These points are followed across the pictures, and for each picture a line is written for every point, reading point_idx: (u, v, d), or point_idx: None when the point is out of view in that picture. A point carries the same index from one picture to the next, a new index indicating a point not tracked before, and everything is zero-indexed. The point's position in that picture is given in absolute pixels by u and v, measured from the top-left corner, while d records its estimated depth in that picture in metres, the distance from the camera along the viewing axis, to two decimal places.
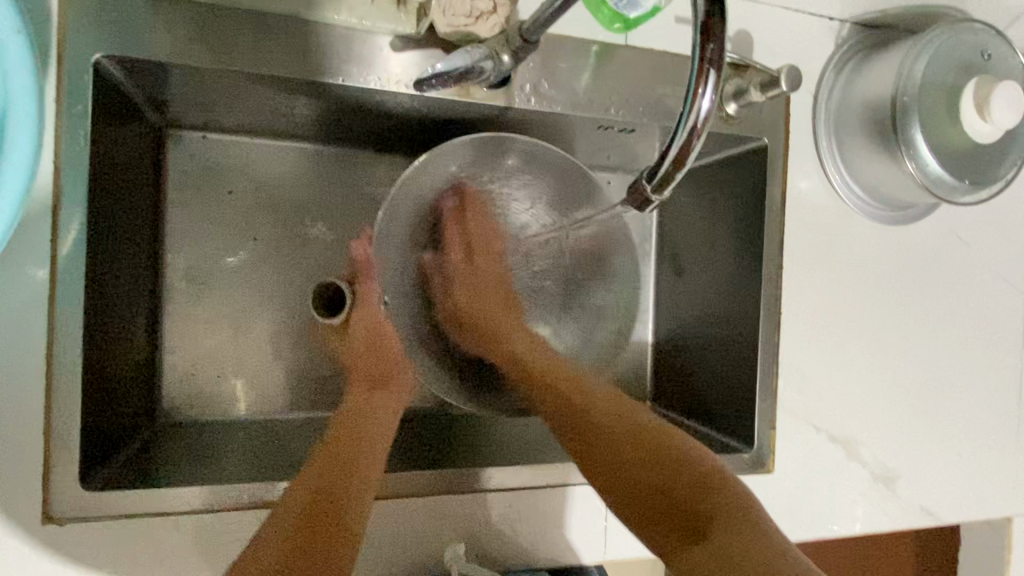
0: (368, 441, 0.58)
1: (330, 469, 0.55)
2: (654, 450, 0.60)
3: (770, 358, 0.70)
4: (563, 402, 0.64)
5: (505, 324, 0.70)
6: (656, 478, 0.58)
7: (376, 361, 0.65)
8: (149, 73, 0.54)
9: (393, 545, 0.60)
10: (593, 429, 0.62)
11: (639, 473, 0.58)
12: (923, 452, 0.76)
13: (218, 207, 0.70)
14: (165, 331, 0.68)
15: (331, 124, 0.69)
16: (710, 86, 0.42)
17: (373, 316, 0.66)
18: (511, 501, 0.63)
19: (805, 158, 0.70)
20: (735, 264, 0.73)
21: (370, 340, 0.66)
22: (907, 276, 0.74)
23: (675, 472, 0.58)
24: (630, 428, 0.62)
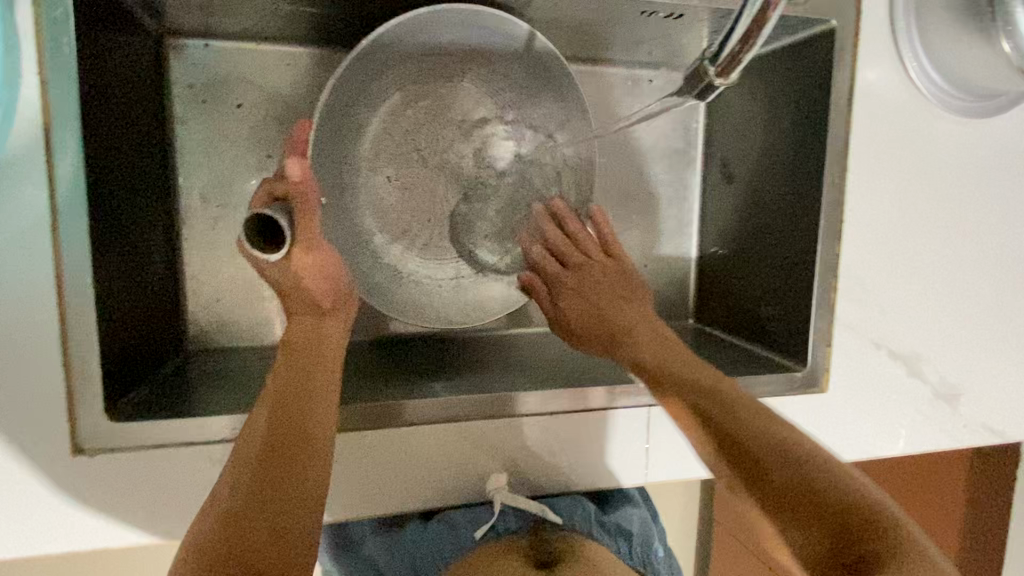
0: (319, 361, 0.52)
1: (280, 438, 0.47)
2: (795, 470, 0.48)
3: (829, 271, 0.64)
4: (748, 412, 0.53)
5: (622, 315, 0.62)
6: (775, 462, 0.49)
7: (320, 287, 0.55)
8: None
9: (426, 468, 0.58)
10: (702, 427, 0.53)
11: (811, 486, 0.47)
12: (991, 368, 0.70)
13: (227, 123, 0.65)
14: (183, 256, 0.65)
15: (340, 21, 0.62)
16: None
17: (316, 248, 0.53)
18: (550, 426, 0.60)
19: (878, 42, 0.61)
20: (791, 167, 0.66)
21: (312, 269, 0.54)
22: (987, 174, 0.66)
23: (797, 463, 0.48)
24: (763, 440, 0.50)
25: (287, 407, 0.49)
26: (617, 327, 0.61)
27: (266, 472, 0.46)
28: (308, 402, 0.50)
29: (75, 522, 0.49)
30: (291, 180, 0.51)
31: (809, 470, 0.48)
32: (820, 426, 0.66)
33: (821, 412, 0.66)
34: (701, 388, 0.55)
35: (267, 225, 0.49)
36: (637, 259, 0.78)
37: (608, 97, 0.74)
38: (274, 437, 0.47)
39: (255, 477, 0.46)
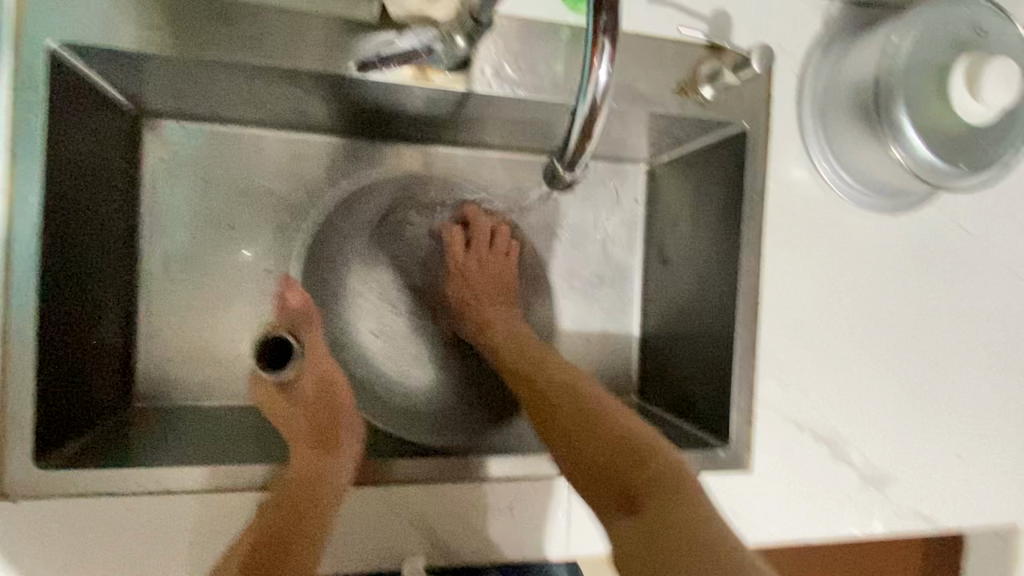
0: (317, 508, 0.57)
1: (290, 527, 0.56)
2: (619, 446, 0.58)
3: (750, 353, 0.67)
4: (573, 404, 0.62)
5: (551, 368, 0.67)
6: (601, 445, 0.58)
7: (312, 424, 0.62)
8: (126, 62, 0.55)
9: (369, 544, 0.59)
10: (565, 425, 0.61)
11: (593, 446, 0.58)
12: (917, 454, 0.72)
13: (194, 196, 0.71)
14: (140, 317, 0.69)
15: (296, 113, 0.69)
16: (603, 56, 0.45)
17: (319, 365, 0.65)
18: (495, 492, 0.61)
19: (789, 144, 0.67)
20: (716, 253, 0.70)
21: (318, 397, 0.64)
22: (903, 267, 0.70)
23: (633, 449, 0.57)
24: (610, 433, 0.59)
25: (277, 543, 0.55)
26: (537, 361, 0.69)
27: (268, 553, 0.55)
28: (295, 544, 0.55)
29: None
30: (297, 309, 0.67)
31: (607, 437, 0.59)
32: (746, 507, 0.67)
33: (747, 492, 0.67)
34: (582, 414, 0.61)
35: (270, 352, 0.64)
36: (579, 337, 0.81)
37: None
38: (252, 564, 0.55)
39: (258, 554, 0.55)
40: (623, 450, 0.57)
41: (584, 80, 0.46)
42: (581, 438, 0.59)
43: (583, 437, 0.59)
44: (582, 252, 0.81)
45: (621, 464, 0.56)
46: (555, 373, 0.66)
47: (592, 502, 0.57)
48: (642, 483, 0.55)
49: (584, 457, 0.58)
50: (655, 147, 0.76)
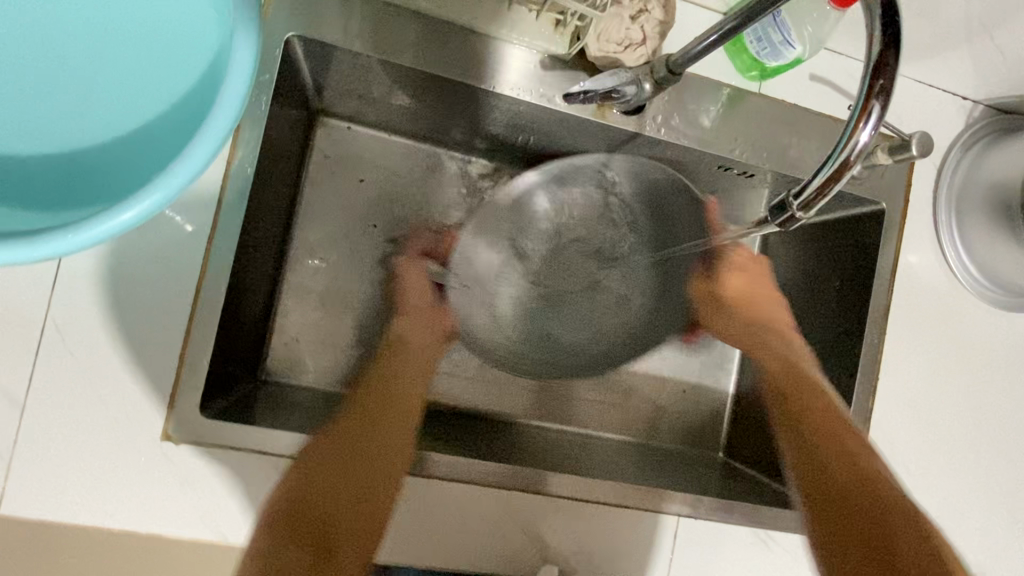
0: (364, 440, 0.57)
1: (356, 447, 0.57)
2: (869, 492, 0.58)
3: (862, 424, 0.68)
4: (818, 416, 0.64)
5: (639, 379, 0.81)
6: (840, 479, 0.59)
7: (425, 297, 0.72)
8: (339, 60, 0.61)
9: (444, 527, 0.60)
10: (819, 440, 0.62)
11: (822, 464, 0.61)
12: (1014, 557, 0.71)
13: (348, 193, 0.75)
14: (281, 294, 0.72)
15: (459, 133, 0.74)
16: (871, 121, 0.40)
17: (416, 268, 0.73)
18: (599, 512, 0.63)
19: (921, 230, 0.70)
20: (835, 323, 0.72)
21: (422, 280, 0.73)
22: (1018, 365, 0.72)
23: (862, 481, 0.59)
24: (851, 470, 0.59)
25: (329, 472, 0.55)
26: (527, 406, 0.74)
27: (346, 468, 0.55)
28: (348, 473, 0.55)
29: (138, 507, 0.53)
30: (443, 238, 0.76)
31: (823, 471, 0.60)
32: None
33: None
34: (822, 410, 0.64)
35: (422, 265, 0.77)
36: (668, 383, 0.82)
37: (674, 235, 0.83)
38: (312, 486, 0.54)
39: (337, 470, 0.55)
40: (853, 496, 0.58)
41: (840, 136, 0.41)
42: (818, 463, 0.61)
43: (832, 457, 0.61)
44: None
45: (851, 501, 0.58)
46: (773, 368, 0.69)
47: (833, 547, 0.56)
48: (873, 526, 0.56)
49: (828, 509, 0.58)
50: None
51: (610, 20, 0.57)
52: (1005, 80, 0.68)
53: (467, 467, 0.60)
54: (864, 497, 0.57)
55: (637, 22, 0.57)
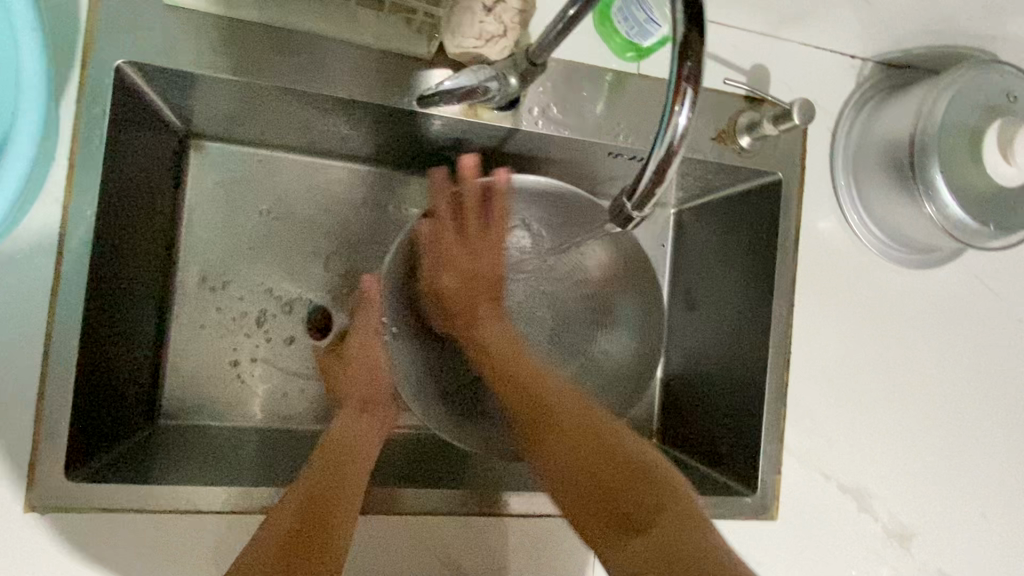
0: (350, 459, 0.58)
1: (318, 489, 0.54)
2: (620, 479, 0.53)
3: (777, 401, 0.67)
4: (600, 451, 0.55)
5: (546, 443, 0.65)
6: (612, 477, 0.54)
7: (367, 382, 0.66)
8: (183, 83, 0.57)
9: (427, 553, 0.59)
10: (602, 492, 0.53)
11: (579, 462, 0.55)
12: (941, 512, 0.71)
13: (236, 218, 0.72)
14: (170, 334, 0.68)
15: (347, 144, 0.70)
16: (686, 104, 0.39)
17: (370, 341, 0.67)
18: (526, 526, 0.61)
19: (821, 197, 0.69)
20: (744, 299, 0.71)
21: (367, 360, 0.67)
22: (930, 322, 0.71)
23: (628, 472, 0.54)
24: (599, 449, 0.55)
25: (309, 501, 0.53)
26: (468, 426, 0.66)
27: (316, 487, 0.55)
28: (336, 499, 0.54)
29: None
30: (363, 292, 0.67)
31: (602, 446, 0.55)
32: (769, 556, 0.66)
33: (771, 543, 0.66)
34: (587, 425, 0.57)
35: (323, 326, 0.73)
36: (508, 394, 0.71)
37: None
38: (308, 517, 0.52)
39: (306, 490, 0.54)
40: (589, 438, 0.56)
41: (661, 122, 0.40)
42: (574, 451, 0.55)
43: (615, 482, 0.53)
44: None
45: (606, 481, 0.54)
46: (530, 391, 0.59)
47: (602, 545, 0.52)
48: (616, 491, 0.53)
49: (579, 488, 0.54)
50: (686, 193, 0.78)
51: (460, 13, 0.53)
52: (891, 36, 0.66)
53: (403, 496, 0.58)
54: (627, 496, 0.53)
55: (494, 13, 0.53)
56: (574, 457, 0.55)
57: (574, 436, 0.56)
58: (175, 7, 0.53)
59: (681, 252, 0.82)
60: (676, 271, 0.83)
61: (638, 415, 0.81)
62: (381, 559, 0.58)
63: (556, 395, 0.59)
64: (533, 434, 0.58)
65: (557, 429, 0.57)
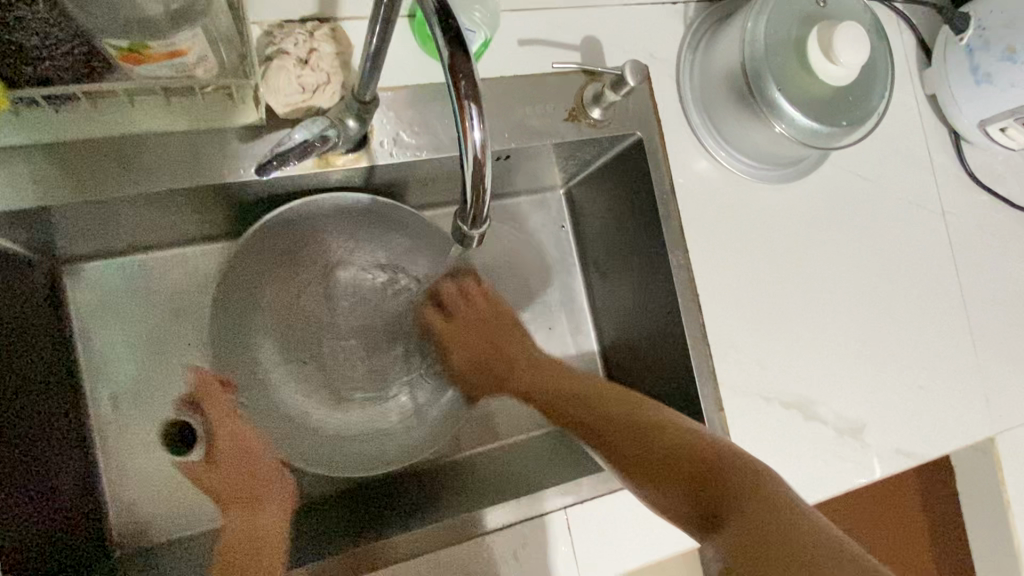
0: None
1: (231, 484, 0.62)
2: (696, 458, 0.57)
3: (701, 343, 0.69)
4: (672, 438, 0.59)
5: (517, 346, 0.72)
6: (731, 474, 0.54)
7: (238, 480, 0.62)
8: (28, 219, 0.55)
9: None
10: (692, 457, 0.57)
11: (672, 449, 0.58)
12: (882, 394, 0.75)
13: (134, 329, 0.70)
14: (102, 465, 0.67)
15: (222, 225, 0.70)
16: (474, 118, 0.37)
17: (226, 428, 0.63)
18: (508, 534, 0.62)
19: (682, 143, 0.71)
20: (645, 257, 0.73)
21: (238, 455, 0.62)
22: (817, 226, 0.75)
23: (690, 454, 0.57)
24: (669, 443, 0.58)
25: None
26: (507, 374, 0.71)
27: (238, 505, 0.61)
28: None
29: None
30: (202, 383, 0.65)
31: (673, 437, 0.59)
32: None
33: None
34: (629, 422, 0.62)
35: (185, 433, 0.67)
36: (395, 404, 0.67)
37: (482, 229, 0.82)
38: None
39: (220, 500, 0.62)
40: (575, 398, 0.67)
41: (458, 140, 0.38)
42: (664, 450, 0.58)
43: (663, 446, 0.58)
44: (527, 286, 0.83)
45: (640, 440, 0.60)
46: (583, 391, 0.67)
47: (665, 503, 0.57)
48: (654, 429, 0.60)
49: (593, 427, 0.64)
50: (566, 172, 0.80)
51: (277, 74, 0.53)
52: None
53: (393, 543, 0.60)
54: (676, 429, 0.59)
55: (309, 64, 0.54)
56: (667, 450, 0.58)
57: (601, 431, 0.63)
58: None
59: (582, 228, 0.84)
60: (583, 247, 0.85)
61: None
62: None
63: (587, 407, 0.66)
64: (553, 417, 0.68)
65: (569, 421, 0.66)
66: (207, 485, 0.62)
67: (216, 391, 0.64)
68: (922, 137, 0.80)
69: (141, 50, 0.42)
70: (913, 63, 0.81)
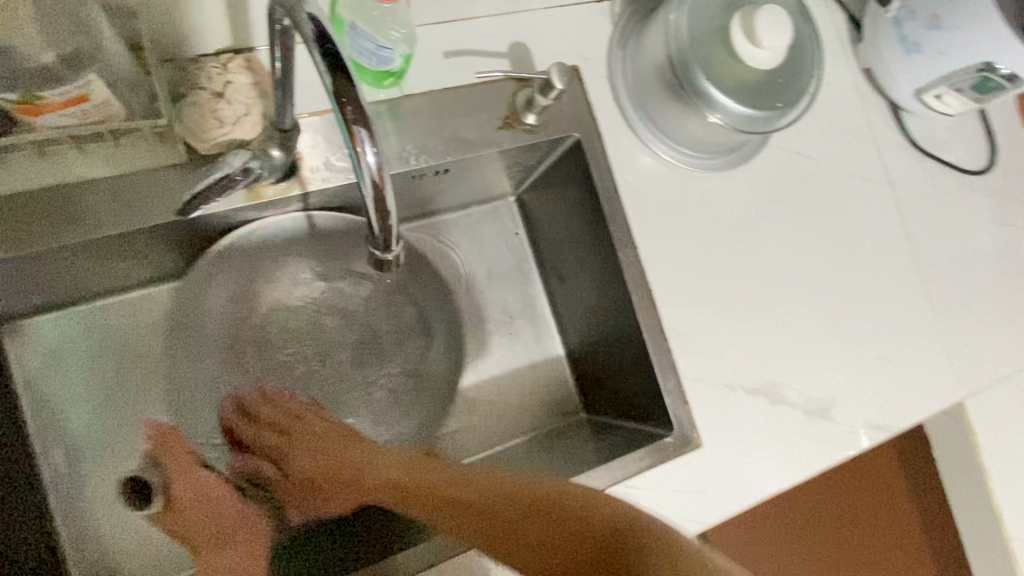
0: None
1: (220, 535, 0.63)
2: (584, 526, 0.47)
3: (659, 338, 0.68)
4: (573, 515, 0.48)
5: (364, 452, 0.64)
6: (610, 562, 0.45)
7: (210, 527, 0.63)
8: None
9: None
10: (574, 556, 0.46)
11: (559, 534, 0.47)
12: (845, 372, 0.75)
13: (84, 383, 0.69)
14: (62, 526, 0.65)
15: (167, 267, 0.68)
16: (365, 142, 0.36)
17: (185, 479, 0.65)
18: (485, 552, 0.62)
19: (622, 140, 0.71)
20: (597, 257, 0.73)
21: (206, 508, 0.64)
22: (765, 210, 0.75)
23: (586, 526, 0.47)
24: (576, 513, 0.48)
25: None
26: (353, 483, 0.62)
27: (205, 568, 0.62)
28: None
29: None
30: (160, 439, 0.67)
31: (561, 517, 0.48)
32: (709, 481, 0.68)
33: (705, 468, 0.68)
34: (522, 514, 0.50)
35: (139, 487, 0.67)
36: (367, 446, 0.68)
37: (435, 243, 0.81)
38: None
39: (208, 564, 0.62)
40: (448, 482, 0.56)
41: (353, 163, 0.37)
42: (557, 520, 0.48)
43: (546, 516, 0.49)
44: (486, 297, 0.82)
45: (494, 536, 0.51)
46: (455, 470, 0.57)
47: None
48: (576, 518, 0.48)
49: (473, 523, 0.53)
50: (512, 180, 0.79)
51: (194, 111, 0.52)
52: None
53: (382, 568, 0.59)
54: (523, 525, 0.49)
55: (228, 98, 0.53)
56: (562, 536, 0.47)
57: (458, 517, 0.54)
58: None
59: (535, 233, 0.83)
60: (538, 252, 0.84)
61: (557, 399, 0.82)
62: None
63: (461, 488, 0.55)
64: (410, 506, 0.58)
65: (439, 515, 0.55)
66: (177, 527, 0.64)
67: (179, 441, 0.67)
68: (862, 110, 0.81)
69: (37, 100, 0.42)
70: (846, 38, 0.82)
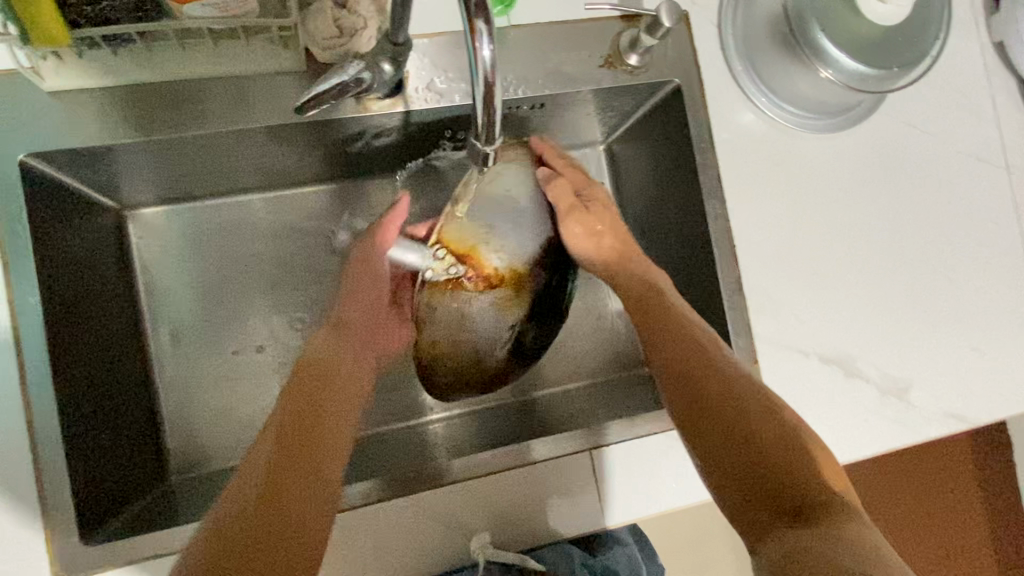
0: (310, 445, 0.57)
1: (292, 451, 0.56)
2: (777, 446, 0.57)
3: (735, 295, 0.68)
4: (689, 382, 0.62)
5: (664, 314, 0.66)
6: (774, 457, 0.57)
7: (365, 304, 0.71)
8: (93, 157, 0.59)
9: (477, 511, 0.64)
10: (702, 411, 0.60)
11: (730, 436, 0.59)
12: (930, 356, 0.72)
13: (190, 271, 0.75)
14: (161, 397, 0.72)
15: (276, 174, 0.73)
16: (483, 38, 0.38)
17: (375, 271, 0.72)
18: (555, 466, 0.65)
19: (723, 91, 0.70)
20: (682, 209, 0.72)
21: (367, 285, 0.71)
22: (865, 179, 0.72)
23: (788, 445, 0.57)
24: (729, 391, 0.60)
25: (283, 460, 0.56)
26: (646, 321, 0.67)
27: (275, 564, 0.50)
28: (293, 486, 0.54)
29: None
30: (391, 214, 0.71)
31: (769, 421, 0.59)
32: None
33: None
34: (709, 361, 0.62)
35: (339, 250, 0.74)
36: (506, 261, 0.69)
37: None
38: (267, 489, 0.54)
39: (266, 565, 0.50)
40: (707, 373, 0.62)
41: (469, 59, 0.39)
42: (712, 399, 0.60)
43: (716, 388, 0.61)
44: None
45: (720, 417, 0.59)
46: (668, 338, 0.65)
47: (747, 513, 0.57)
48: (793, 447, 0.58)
49: (681, 377, 0.62)
50: (606, 126, 0.79)
51: (315, 17, 0.56)
52: None
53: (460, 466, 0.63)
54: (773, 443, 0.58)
55: None
56: (701, 392, 0.61)
57: (678, 358, 0.63)
58: (59, 91, 0.56)
59: (621, 183, 0.84)
60: (622, 202, 0.84)
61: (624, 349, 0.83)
62: (438, 529, 0.63)
63: (698, 350, 0.63)
64: (693, 393, 0.61)
65: (658, 355, 0.65)
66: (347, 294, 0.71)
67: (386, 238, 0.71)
68: (986, 86, 0.76)
69: None
70: (978, 7, 0.76)
